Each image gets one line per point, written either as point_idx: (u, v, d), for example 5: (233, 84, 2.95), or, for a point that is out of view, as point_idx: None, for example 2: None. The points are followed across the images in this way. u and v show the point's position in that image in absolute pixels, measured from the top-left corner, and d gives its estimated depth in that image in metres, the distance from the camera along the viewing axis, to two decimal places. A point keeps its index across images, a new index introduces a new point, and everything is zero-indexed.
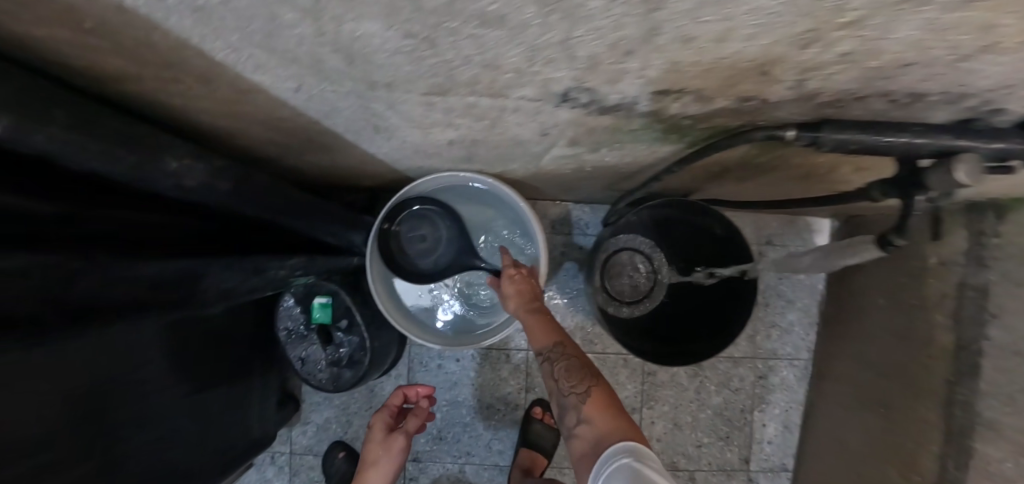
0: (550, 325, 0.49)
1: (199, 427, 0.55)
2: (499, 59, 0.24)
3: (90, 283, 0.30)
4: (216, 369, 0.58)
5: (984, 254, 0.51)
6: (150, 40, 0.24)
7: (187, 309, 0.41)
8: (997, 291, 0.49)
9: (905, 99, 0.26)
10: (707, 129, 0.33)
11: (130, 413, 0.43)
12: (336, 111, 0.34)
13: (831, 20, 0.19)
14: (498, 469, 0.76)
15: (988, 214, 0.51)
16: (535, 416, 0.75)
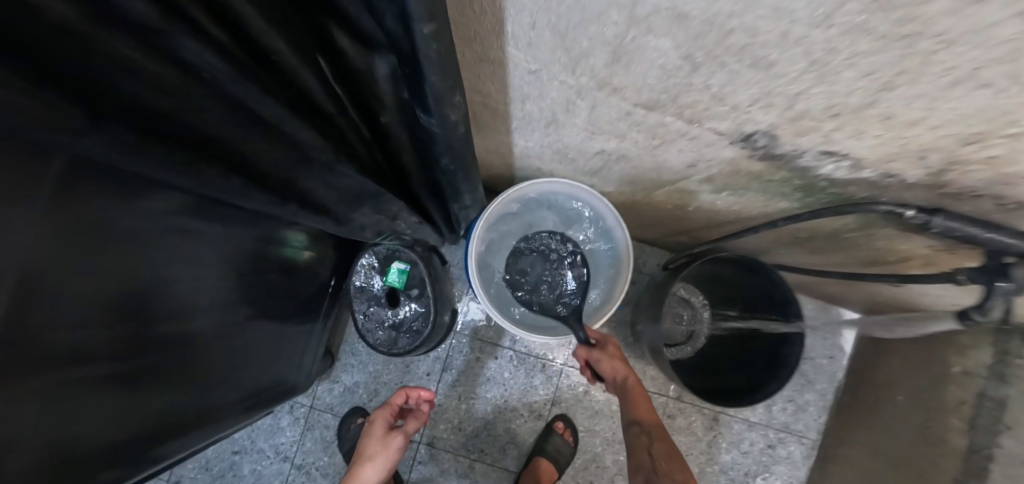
0: (649, 410, 0.55)
1: (237, 365, 0.56)
2: (730, 95, 0.31)
3: (310, 170, 0.34)
4: (259, 302, 0.58)
5: (1005, 371, 0.56)
6: (465, 6, 0.29)
7: (336, 229, 0.46)
8: (1014, 405, 0.54)
9: (1014, 206, 0.33)
10: (832, 194, 0.41)
11: (166, 307, 0.43)
12: (539, 99, 0.41)
13: (1000, 129, 0.26)
14: (505, 474, 0.79)
15: (1014, 338, 0.56)
16: (555, 430, 0.78)
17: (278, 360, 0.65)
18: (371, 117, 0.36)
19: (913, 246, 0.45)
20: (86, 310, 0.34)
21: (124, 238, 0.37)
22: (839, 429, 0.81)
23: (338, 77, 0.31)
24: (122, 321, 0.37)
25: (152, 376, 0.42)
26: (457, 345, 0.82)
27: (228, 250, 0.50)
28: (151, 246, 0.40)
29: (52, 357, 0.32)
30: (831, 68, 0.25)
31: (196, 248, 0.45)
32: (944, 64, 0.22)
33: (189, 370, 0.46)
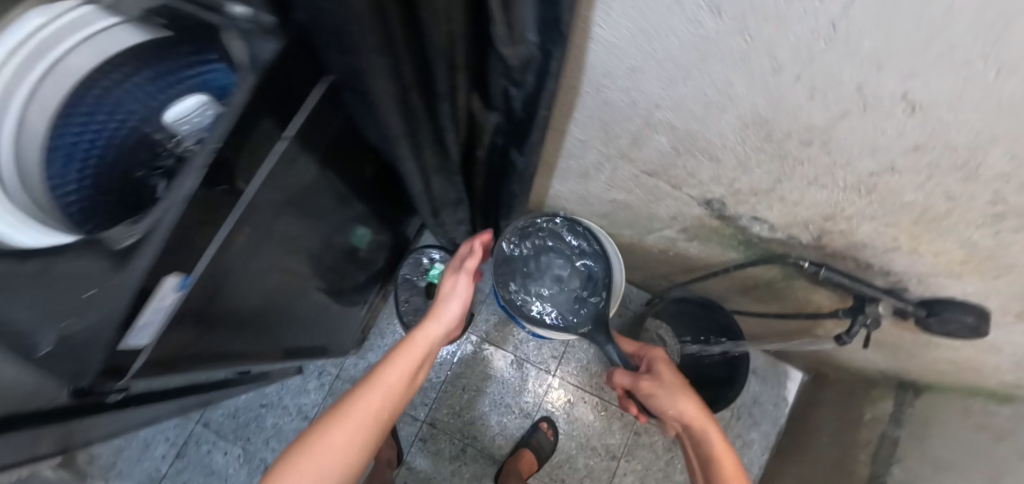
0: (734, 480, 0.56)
1: (284, 326, 0.67)
2: (697, 171, 0.53)
3: (433, 170, 0.55)
4: (321, 277, 0.71)
5: (901, 417, 0.75)
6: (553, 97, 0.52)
7: (422, 211, 0.66)
8: (904, 443, 0.71)
9: (865, 266, 0.54)
10: (761, 248, 0.62)
11: (258, 276, 0.53)
12: (580, 159, 0.63)
13: (837, 211, 0.48)
14: (491, 460, 0.93)
15: (909, 392, 0.76)
16: (540, 428, 0.93)
17: (317, 328, 0.78)
18: (476, 155, 0.58)
19: (818, 297, 0.65)
20: (217, 273, 0.43)
21: (262, 226, 0.47)
22: (775, 467, 0.97)
23: (475, 128, 0.53)
24: (226, 285, 0.46)
25: (236, 319, 0.52)
26: (469, 344, 0.99)
27: (316, 232, 0.62)
28: (286, 220, 0.52)
29: (191, 301, 0.41)
30: (747, 163, 0.48)
31: (305, 232, 0.59)
32: (798, 169, 0.45)
33: (247, 327, 0.56)
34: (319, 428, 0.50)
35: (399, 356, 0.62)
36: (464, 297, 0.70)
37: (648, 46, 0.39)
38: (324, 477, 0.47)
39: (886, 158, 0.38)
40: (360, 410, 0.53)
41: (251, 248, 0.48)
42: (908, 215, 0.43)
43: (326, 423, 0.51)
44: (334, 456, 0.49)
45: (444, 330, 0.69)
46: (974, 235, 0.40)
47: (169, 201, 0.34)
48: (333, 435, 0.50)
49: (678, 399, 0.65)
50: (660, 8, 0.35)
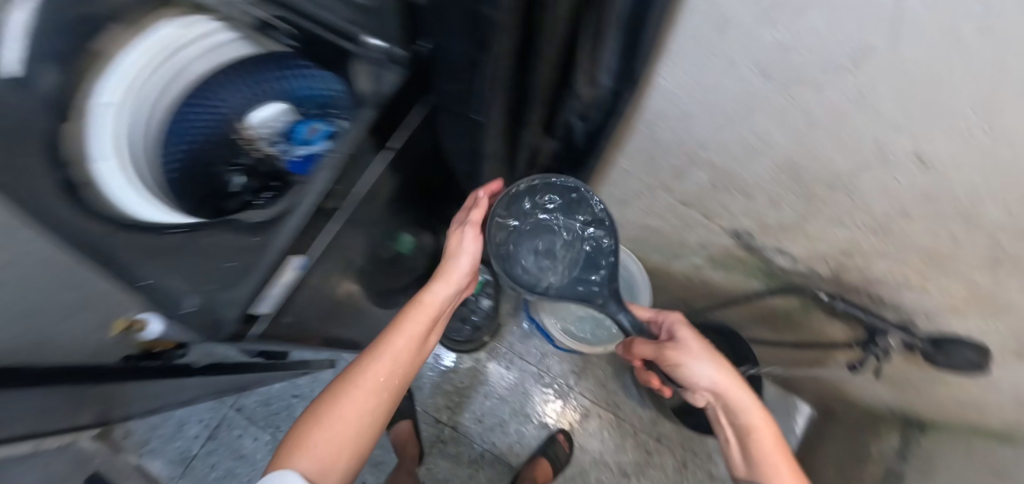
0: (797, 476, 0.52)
1: (337, 321, 0.73)
2: (730, 206, 0.60)
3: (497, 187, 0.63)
4: (376, 279, 0.77)
5: (907, 452, 0.78)
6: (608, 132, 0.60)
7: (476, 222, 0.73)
8: (908, 476, 0.74)
9: (878, 300, 0.59)
10: (781, 279, 0.68)
11: (336, 276, 0.59)
12: (622, 186, 0.70)
13: (855, 249, 0.54)
14: (508, 467, 0.98)
15: (915, 429, 0.80)
16: (557, 439, 0.97)
17: (362, 326, 0.84)
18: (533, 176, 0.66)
19: (832, 329, 0.71)
20: (315, 270, 0.50)
21: (353, 232, 0.54)
22: None
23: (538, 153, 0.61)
24: (315, 282, 0.53)
25: (312, 311, 0.59)
26: (495, 354, 1.04)
27: (385, 241, 0.68)
28: (368, 228, 0.59)
29: (292, 292, 0.47)
30: (777, 201, 0.55)
31: (377, 238, 0.65)
32: (822, 210, 0.52)
33: (314, 319, 0.62)
34: (326, 401, 0.49)
35: (408, 319, 0.56)
36: (475, 256, 0.59)
37: (701, 97, 0.48)
38: (338, 445, 0.47)
39: (900, 204, 0.45)
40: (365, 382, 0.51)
41: (341, 251, 0.54)
42: (918, 255, 0.49)
43: (332, 394, 0.50)
44: (341, 429, 0.48)
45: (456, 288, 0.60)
46: (975, 275, 0.46)
47: (306, 195, 0.42)
48: (339, 410, 0.49)
49: (711, 369, 0.59)
50: (717, 68, 0.44)
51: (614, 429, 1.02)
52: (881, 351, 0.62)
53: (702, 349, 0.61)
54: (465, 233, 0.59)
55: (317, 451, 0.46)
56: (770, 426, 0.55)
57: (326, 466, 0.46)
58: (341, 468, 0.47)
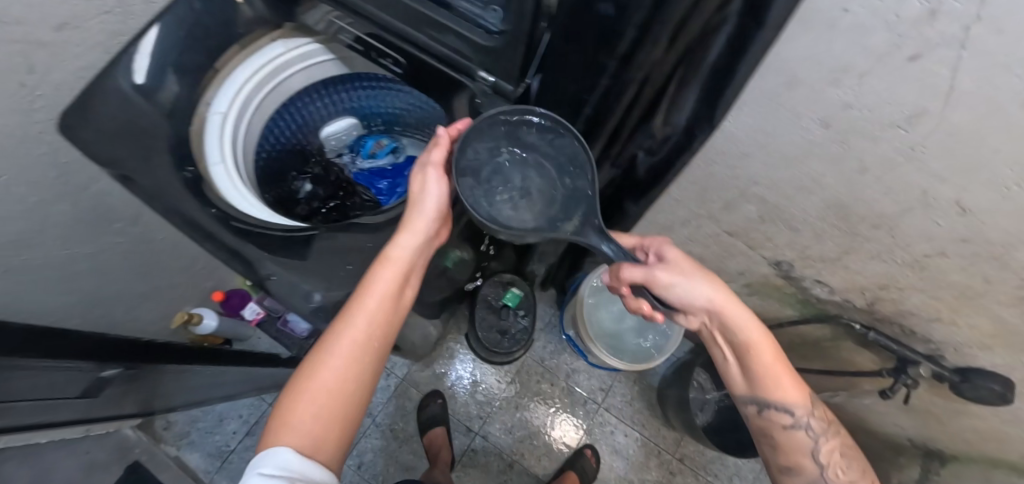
0: (800, 385, 0.52)
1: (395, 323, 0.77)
2: (774, 238, 0.66)
3: None
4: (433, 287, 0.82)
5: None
6: None
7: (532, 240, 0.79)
8: None
9: (909, 332, 0.65)
10: (814, 307, 0.74)
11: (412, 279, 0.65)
12: (670, 215, 0.77)
13: (891, 283, 0.60)
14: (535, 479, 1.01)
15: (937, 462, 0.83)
16: (584, 454, 0.99)
17: (412, 331, 0.88)
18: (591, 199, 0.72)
19: (860, 358, 0.76)
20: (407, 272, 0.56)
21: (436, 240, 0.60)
22: None
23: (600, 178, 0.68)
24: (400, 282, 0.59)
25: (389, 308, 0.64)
26: (526, 367, 1.08)
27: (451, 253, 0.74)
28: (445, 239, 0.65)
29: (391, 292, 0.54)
30: (821, 236, 0.61)
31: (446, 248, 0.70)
32: (863, 246, 0.58)
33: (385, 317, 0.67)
34: (305, 371, 0.46)
35: (374, 277, 0.49)
36: (446, 196, 0.50)
37: (762, 142, 0.54)
38: (324, 417, 0.44)
39: (938, 245, 0.51)
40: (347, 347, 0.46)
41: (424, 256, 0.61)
42: (951, 291, 0.55)
43: (311, 366, 0.46)
44: (325, 398, 0.44)
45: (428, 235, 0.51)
46: (1003, 312, 0.51)
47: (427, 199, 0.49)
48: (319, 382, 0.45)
49: (706, 289, 0.51)
50: (781, 117, 0.50)
51: (639, 447, 1.05)
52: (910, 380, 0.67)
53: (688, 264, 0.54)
54: (428, 176, 0.49)
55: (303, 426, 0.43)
56: (770, 342, 0.50)
57: (319, 437, 0.43)
58: (334, 441, 0.44)
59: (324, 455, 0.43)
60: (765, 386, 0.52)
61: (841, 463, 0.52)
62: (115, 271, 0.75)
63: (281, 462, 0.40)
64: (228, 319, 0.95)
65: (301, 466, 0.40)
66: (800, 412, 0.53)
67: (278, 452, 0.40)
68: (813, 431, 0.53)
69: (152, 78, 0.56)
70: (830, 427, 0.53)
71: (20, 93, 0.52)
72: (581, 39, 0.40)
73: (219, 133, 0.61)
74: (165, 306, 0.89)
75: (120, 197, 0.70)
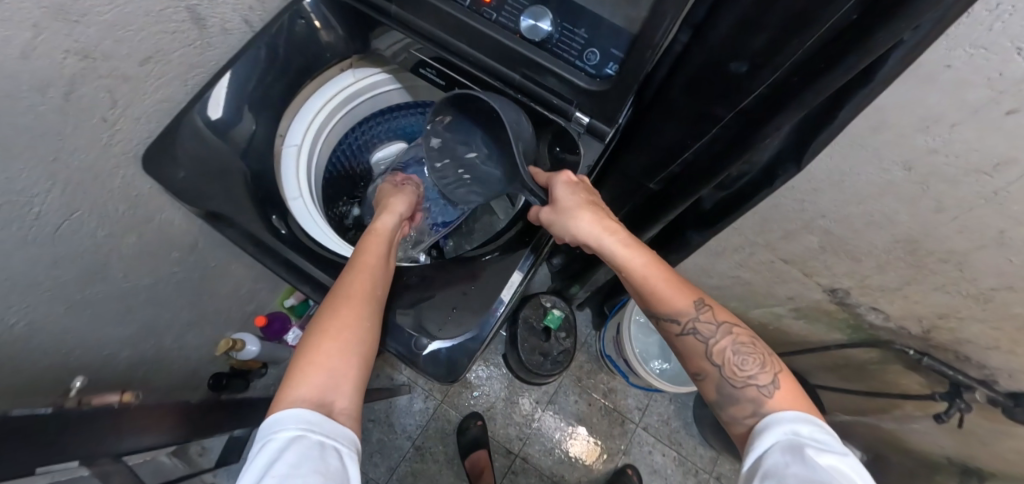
0: (679, 288, 0.49)
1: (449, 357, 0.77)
2: (832, 268, 0.69)
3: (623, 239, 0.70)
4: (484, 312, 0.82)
5: None
6: None
7: None
8: None
9: (962, 358, 0.67)
10: (865, 331, 0.77)
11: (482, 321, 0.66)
12: (723, 242, 0.79)
13: (950, 312, 0.62)
14: None
15: None
16: (629, 473, 1.01)
17: None
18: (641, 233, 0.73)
19: (908, 381, 0.78)
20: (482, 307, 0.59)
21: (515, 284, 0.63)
22: None
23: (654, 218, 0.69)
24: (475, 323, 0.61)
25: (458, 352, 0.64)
26: (563, 387, 1.08)
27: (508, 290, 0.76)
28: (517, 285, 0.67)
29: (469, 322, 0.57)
30: (883, 266, 0.63)
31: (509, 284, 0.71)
32: (926, 278, 0.60)
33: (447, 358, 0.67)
34: (321, 324, 0.47)
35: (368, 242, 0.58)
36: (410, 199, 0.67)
37: (837, 178, 0.56)
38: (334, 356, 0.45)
39: (1008, 280, 0.53)
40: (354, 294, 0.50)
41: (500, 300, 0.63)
42: (1014, 323, 0.57)
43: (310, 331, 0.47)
44: (345, 344, 0.46)
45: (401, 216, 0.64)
46: None
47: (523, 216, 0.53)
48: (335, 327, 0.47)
49: (578, 215, 0.51)
50: (862, 157, 0.52)
51: (677, 466, 1.06)
52: (963, 405, 0.69)
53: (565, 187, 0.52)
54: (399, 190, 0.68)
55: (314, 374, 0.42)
56: (636, 253, 0.49)
57: (340, 375, 0.44)
58: (356, 379, 0.45)
59: (344, 392, 0.43)
60: (649, 301, 0.50)
61: (738, 361, 0.46)
62: (167, 299, 0.74)
63: (305, 421, 0.37)
64: (268, 344, 0.93)
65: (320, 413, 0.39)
66: (683, 317, 0.48)
67: (293, 412, 0.38)
68: (704, 333, 0.48)
69: (233, 112, 0.56)
70: (723, 326, 0.47)
71: (103, 127, 0.51)
72: (707, 85, 0.42)
73: (295, 164, 0.62)
74: (209, 332, 0.88)
75: (182, 226, 0.69)
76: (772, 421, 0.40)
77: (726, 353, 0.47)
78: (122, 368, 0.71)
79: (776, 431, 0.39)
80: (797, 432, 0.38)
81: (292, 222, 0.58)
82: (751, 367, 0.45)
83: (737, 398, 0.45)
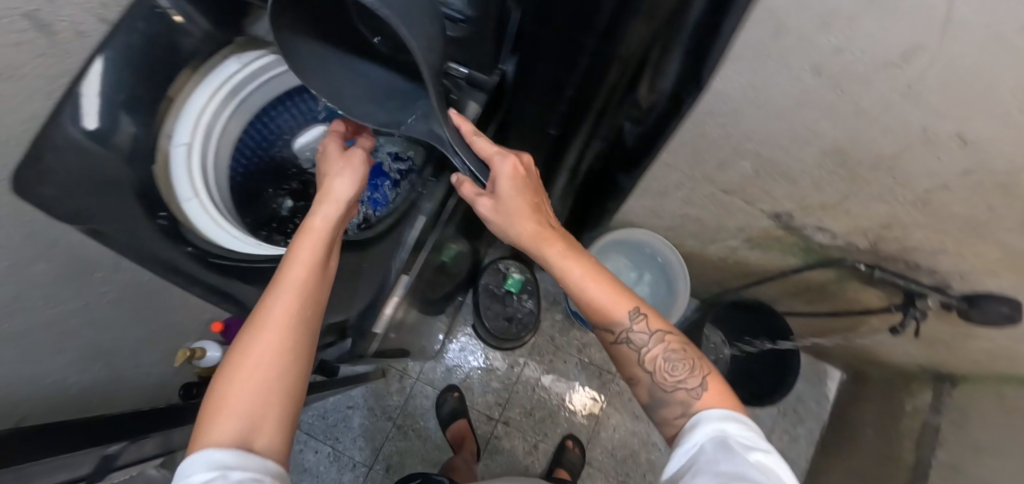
0: (616, 296, 0.48)
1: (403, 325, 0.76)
2: (771, 192, 0.66)
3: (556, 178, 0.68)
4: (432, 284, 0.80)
5: (941, 406, 0.84)
6: None
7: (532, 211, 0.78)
8: (946, 429, 0.80)
9: (914, 266, 0.65)
10: (818, 254, 0.74)
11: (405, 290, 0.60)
12: (660, 180, 0.76)
13: (893, 222, 0.59)
14: (544, 453, 1.03)
15: (946, 384, 0.85)
16: (567, 446, 1.00)
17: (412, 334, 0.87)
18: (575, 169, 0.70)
19: (868, 297, 0.76)
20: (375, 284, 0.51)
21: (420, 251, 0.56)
22: (823, 461, 1.05)
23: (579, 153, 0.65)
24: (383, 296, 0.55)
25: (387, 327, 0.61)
26: (540, 351, 1.08)
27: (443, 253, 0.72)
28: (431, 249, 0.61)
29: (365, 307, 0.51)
30: (818, 184, 0.60)
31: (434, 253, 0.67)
32: (861, 191, 0.57)
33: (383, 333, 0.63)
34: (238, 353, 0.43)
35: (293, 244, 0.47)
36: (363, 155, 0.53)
37: (753, 96, 0.52)
38: (251, 397, 0.41)
39: (943, 179, 0.49)
40: (275, 325, 0.42)
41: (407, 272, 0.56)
42: (955, 224, 0.54)
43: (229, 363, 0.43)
44: (263, 383, 0.42)
45: (362, 178, 0.51)
46: (1010, 238, 0.51)
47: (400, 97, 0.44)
48: (251, 363, 0.42)
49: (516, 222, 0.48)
50: (773, 68, 0.47)
51: None
52: (919, 312, 0.67)
53: (507, 182, 0.45)
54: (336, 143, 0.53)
55: (234, 412, 0.40)
56: (574, 262, 0.48)
57: (255, 415, 0.41)
58: (277, 414, 0.42)
59: (265, 428, 0.41)
60: (588, 307, 0.49)
61: (667, 367, 0.47)
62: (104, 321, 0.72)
63: (215, 462, 0.37)
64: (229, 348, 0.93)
65: (239, 454, 0.38)
66: (618, 327, 0.48)
67: (205, 454, 0.38)
68: (637, 342, 0.48)
69: (105, 119, 0.51)
70: (655, 335, 0.48)
71: None
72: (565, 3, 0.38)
73: (186, 167, 0.59)
74: (163, 346, 0.87)
75: (91, 248, 0.67)
76: (700, 419, 0.43)
77: (657, 360, 0.48)
78: (74, 396, 0.71)
79: (705, 429, 0.41)
80: (724, 431, 0.40)
81: (201, 238, 0.57)
82: (680, 371, 0.47)
83: (665, 403, 0.47)
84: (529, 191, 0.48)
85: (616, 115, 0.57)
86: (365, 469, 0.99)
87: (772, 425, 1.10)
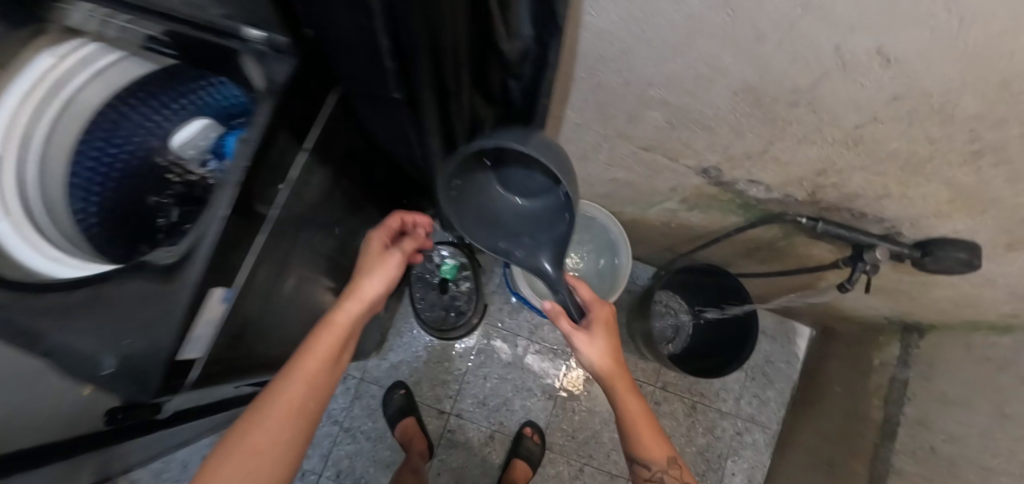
0: (660, 443, 0.58)
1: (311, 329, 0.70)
2: (691, 145, 0.57)
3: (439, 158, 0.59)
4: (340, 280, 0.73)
5: (909, 359, 0.78)
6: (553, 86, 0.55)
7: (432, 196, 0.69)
8: (915, 384, 0.75)
9: (859, 215, 0.57)
10: (759, 209, 0.66)
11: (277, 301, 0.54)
12: (575, 141, 0.67)
13: (828, 167, 0.51)
14: (502, 443, 0.98)
15: (914, 334, 0.79)
16: (525, 435, 0.96)
17: None
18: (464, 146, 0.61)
19: (820, 250, 0.68)
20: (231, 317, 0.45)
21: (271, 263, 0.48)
22: (793, 421, 1.01)
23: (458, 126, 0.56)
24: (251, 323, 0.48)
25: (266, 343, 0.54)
26: (490, 339, 1.02)
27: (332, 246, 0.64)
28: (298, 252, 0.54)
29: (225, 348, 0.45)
30: (738, 130, 0.51)
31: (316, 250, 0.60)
32: (784, 133, 0.48)
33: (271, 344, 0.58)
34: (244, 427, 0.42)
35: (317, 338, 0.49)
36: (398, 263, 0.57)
37: (636, 31, 0.42)
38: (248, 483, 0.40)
39: (870, 111, 0.40)
40: (285, 411, 0.43)
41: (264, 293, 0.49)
42: (894, 162, 0.46)
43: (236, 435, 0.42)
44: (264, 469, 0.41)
45: (392, 280, 0.57)
46: (958, 174, 0.42)
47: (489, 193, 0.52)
48: (254, 441, 0.41)
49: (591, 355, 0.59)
50: None
51: None
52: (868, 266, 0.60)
53: (598, 325, 0.59)
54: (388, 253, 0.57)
55: None
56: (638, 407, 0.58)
57: None
58: None
59: None
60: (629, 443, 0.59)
61: None
62: None
63: None
64: None
65: None
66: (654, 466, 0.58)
67: None
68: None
69: None
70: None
71: None
72: None
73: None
74: None
75: None
76: None
77: None
78: None
79: None
80: None
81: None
82: None
83: None
84: (609, 351, 0.59)
85: (492, 75, 0.48)
86: (314, 477, 0.95)
87: (740, 390, 1.05)
